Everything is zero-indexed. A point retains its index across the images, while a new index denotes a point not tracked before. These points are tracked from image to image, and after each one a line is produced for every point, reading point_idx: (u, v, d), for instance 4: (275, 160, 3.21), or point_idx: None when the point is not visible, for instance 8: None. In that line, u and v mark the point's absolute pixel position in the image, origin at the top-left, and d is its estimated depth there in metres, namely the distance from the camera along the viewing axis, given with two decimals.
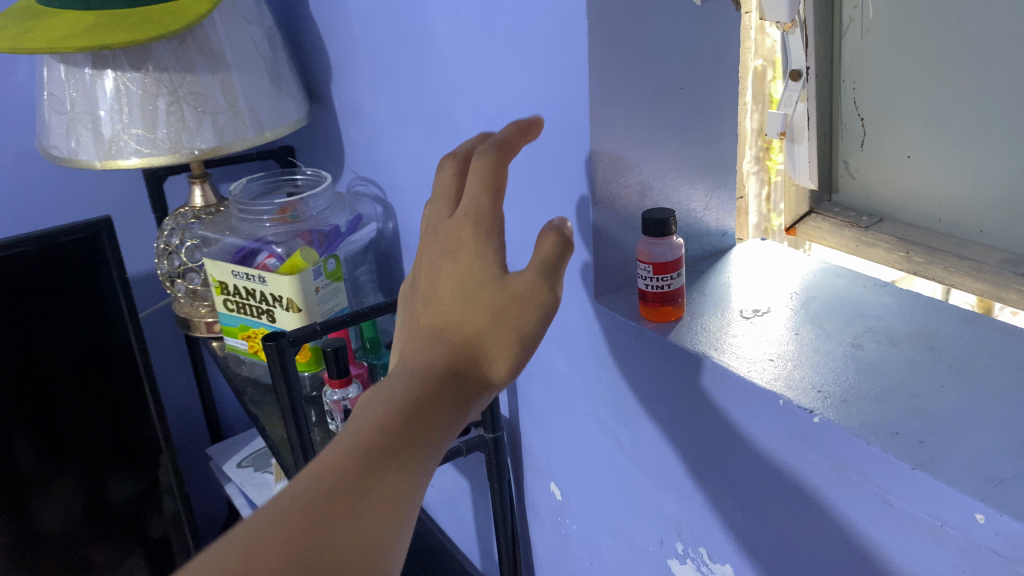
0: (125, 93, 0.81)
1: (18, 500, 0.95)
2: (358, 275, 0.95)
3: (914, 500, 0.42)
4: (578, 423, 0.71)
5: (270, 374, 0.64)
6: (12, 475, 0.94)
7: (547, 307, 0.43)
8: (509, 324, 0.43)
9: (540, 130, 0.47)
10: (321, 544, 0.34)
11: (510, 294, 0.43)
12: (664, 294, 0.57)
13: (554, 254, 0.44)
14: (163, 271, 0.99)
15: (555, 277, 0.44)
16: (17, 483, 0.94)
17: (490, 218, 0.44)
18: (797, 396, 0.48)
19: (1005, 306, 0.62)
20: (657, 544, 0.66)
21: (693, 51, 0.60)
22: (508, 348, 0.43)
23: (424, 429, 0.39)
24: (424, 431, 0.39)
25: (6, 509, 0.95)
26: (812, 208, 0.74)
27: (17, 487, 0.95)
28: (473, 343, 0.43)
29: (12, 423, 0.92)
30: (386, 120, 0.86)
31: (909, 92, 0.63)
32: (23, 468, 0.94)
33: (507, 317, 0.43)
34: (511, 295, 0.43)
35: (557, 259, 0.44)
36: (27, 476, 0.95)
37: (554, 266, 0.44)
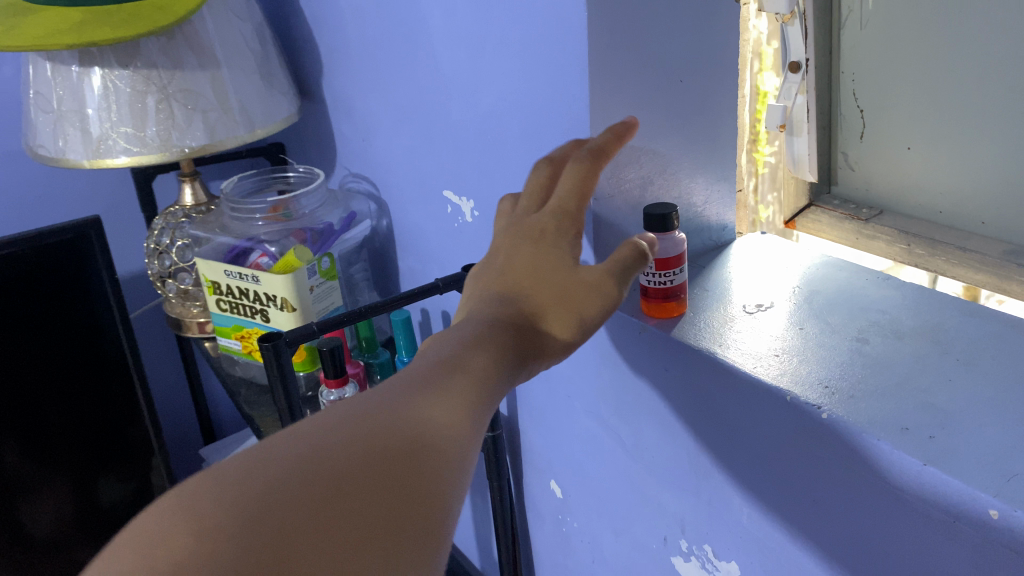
0: (112, 91, 0.80)
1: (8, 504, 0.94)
2: (353, 274, 0.94)
3: (925, 497, 0.42)
4: (578, 420, 0.71)
5: (266, 374, 0.63)
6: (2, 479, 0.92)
7: (613, 294, 0.47)
8: (570, 301, 0.47)
9: (632, 134, 0.51)
10: (421, 417, 0.34)
11: (577, 279, 0.47)
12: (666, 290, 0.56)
13: (624, 259, 0.48)
14: (153, 271, 0.98)
15: (623, 277, 0.48)
16: (12, 486, 0.93)
17: (572, 218, 0.49)
18: (804, 391, 0.48)
19: (993, 295, 0.61)
20: (661, 542, 0.65)
21: (693, 44, 0.59)
22: (567, 323, 0.46)
23: (500, 364, 0.41)
24: (499, 366, 0.41)
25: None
26: (812, 202, 0.74)
27: (11, 490, 0.93)
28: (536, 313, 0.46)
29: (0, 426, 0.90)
30: (379, 116, 0.85)
31: (909, 83, 0.63)
32: (17, 471, 0.93)
33: (573, 297, 0.47)
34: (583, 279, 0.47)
35: (629, 264, 0.49)
36: (22, 479, 0.93)
37: (625, 269, 0.48)
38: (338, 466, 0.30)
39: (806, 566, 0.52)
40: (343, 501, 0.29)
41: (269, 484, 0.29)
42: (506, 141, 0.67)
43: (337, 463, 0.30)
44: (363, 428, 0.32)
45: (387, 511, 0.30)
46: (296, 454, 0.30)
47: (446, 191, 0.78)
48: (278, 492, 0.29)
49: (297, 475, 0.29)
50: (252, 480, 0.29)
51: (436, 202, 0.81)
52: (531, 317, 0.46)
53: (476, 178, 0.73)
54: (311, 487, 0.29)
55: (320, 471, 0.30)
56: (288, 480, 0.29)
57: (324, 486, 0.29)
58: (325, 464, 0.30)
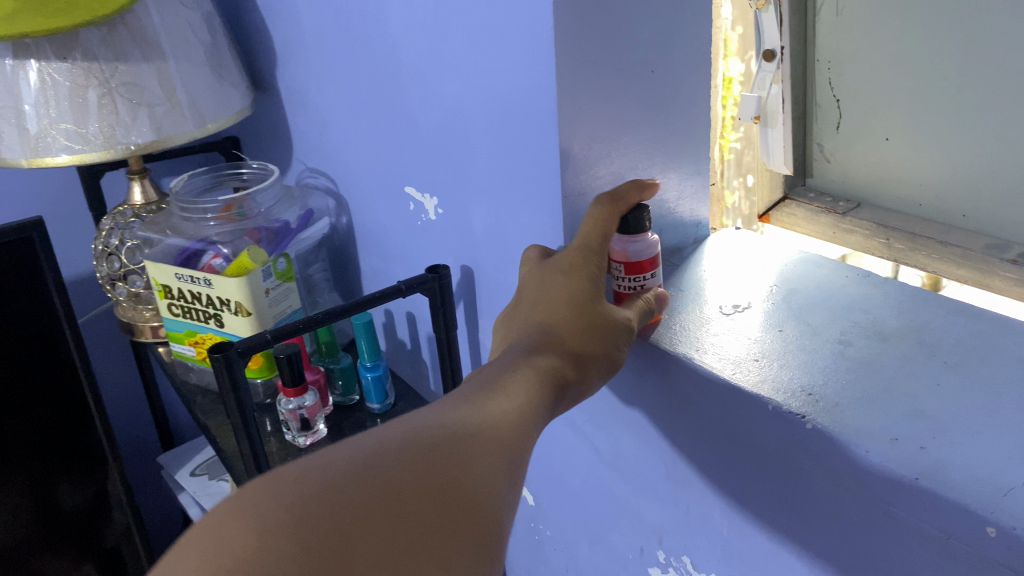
0: (51, 85, 0.75)
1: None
2: (312, 274, 0.90)
3: (917, 512, 0.39)
4: (551, 426, 0.68)
5: (219, 386, 0.59)
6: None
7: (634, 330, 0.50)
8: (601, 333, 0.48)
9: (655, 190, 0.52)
10: (468, 427, 0.36)
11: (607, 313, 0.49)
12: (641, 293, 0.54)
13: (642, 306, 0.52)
14: (102, 275, 0.93)
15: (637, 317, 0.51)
16: None
17: (597, 255, 0.50)
18: (786, 399, 0.45)
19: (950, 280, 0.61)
20: (638, 552, 0.63)
21: (665, 32, 0.56)
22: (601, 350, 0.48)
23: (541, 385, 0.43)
24: (539, 388, 0.43)
25: None
26: (786, 195, 0.72)
27: None
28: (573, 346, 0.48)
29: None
30: (336, 109, 0.81)
31: (887, 72, 0.60)
32: None
33: (602, 326, 0.48)
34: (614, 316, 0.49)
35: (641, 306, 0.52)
36: None
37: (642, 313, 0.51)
38: (391, 467, 0.31)
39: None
40: (401, 498, 0.30)
41: (325, 485, 0.30)
42: (469, 136, 0.63)
43: (388, 464, 0.31)
44: (411, 434, 0.34)
45: (442, 506, 0.31)
46: (348, 458, 0.31)
47: (408, 188, 0.75)
48: (333, 492, 0.29)
49: (353, 476, 0.30)
50: (303, 483, 0.30)
51: (398, 198, 0.77)
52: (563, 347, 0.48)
53: (439, 174, 0.70)
54: (366, 487, 0.30)
55: (373, 472, 0.31)
56: (341, 482, 0.30)
57: (379, 486, 0.30)
58: (379, 465, 0.31)
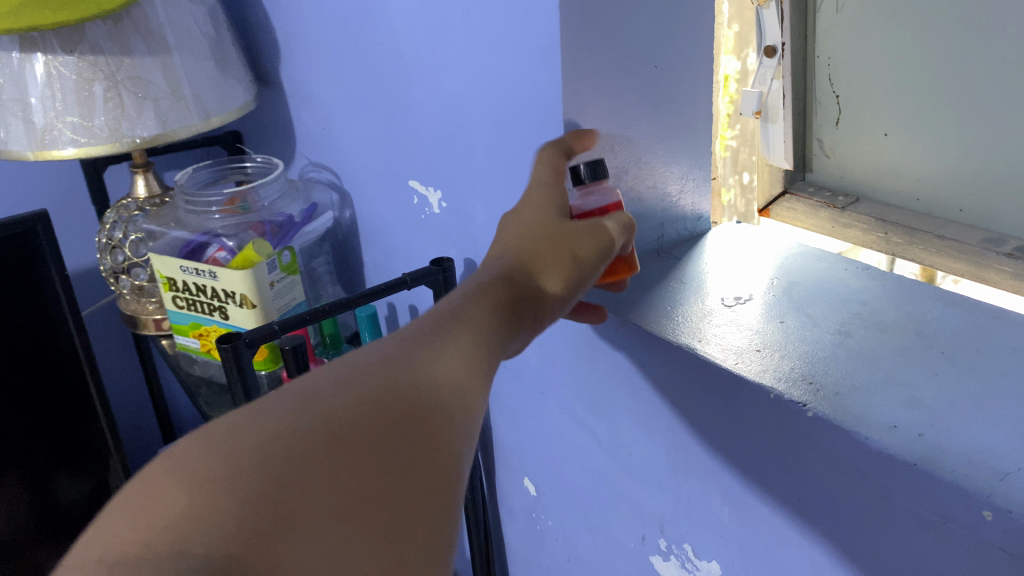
0: (57, 78, 0.75)
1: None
2: (316, 267, 0.92)
3: (916, 498, 0.40)
4: (552, 416, 0.69)
5: (226, 376, 0.60)
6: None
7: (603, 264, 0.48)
8: (565, 267, 0.46)
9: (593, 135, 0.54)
10: (422, 364, 0.35)
11: (573, 247, 0.47)
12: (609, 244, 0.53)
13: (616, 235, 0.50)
14: (106, 267, 0.94)
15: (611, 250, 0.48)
16: None
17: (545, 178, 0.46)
18: (788, 388, 0.46)
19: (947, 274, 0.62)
20: (639, 541, 0.64)
21: (667, 27, 0.57)
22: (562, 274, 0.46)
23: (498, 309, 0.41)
24: (496, 310, 0.41)
25: None
26: (786, 189, 0.72)
27: None
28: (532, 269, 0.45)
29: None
30: (340, 103, 0.82)
31: (887, 67, 0.61)
32: None
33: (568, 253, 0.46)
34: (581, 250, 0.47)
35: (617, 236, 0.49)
36: None
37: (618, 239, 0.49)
38: (337, 418, 0.31)
39: (788, 565, 0.51)
40: (345, 448, 0.30)
41: (266, 437, 0.29)
42: (473, 129, 0.64)
43: (336, 413, 0.31)
44: (357, 382, 0.33)
45: (393, 454, 0.30)
46: (288, 410, 0.31)
47: (411, 181, 0.76)
48: (275, 443, 0.29)
49: (296, 427, 0.30)
50: (241, 437, 0.29)
51: (401, 191, 0.78)
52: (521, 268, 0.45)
53: (442, 167, 0.70)
54: (309, 437, 0.29)
55: (317, 422, 0.30)
56: (283, 432, 0.29)
57: (325, 437, 0.30)
58: (325, 416, 0.31)
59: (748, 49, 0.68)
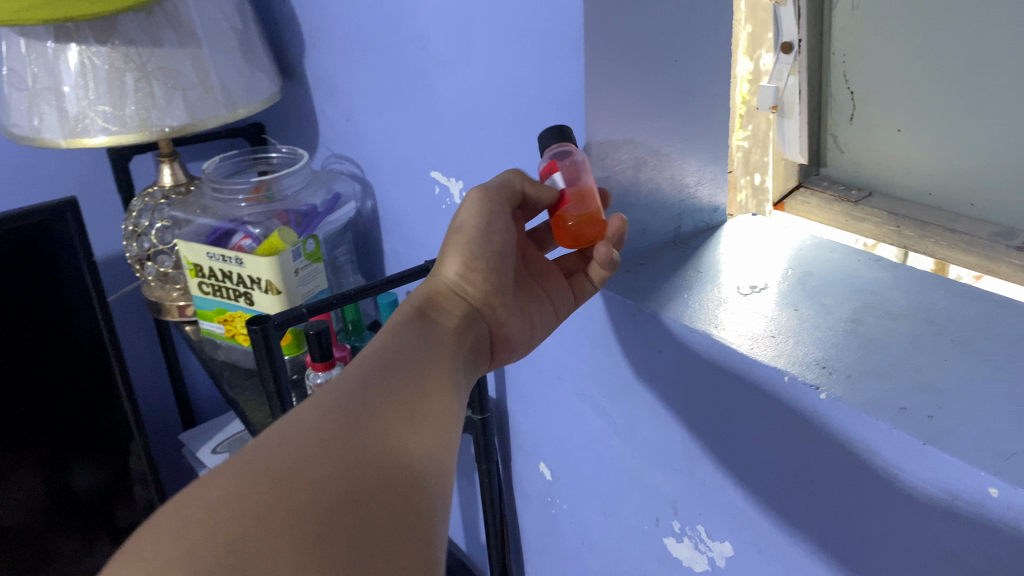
0: (90, 68, 0.78)
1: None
2: (338, 256, 0.94)
3: (924, 476, 0.41)
4: (569, 402, 0.71)
5: (255, 356, 0.62)
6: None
7: (501, 218, 0.56)
8: (459, 250, 0.56)
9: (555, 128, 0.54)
10: (382, 421, 0.41)
11: (457, 226, 0.57)
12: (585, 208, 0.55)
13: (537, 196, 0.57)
14: (132, 253, 0.97)
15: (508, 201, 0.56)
16: None
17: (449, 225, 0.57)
18: (801, 372, 0.47)
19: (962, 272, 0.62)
20: (653, 523, 0.65)
21: (688, 22, 0.59)
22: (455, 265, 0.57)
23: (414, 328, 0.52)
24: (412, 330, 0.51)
25: None
26: (800, 182, 0.74)
27: None
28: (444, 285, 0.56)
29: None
30: (363, 96, 0.84)
31: (900, 64, 0.63)
32: None
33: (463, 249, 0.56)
34: (462, 225, 0.56)
35: (526, 188, 0.56)
36: None
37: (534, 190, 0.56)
38: (278, 467, 0.36)
39: (798, 545, 0.52)
40: (293, 487, 0.35)
41: (215, 505, 0.34)
42: (494, 121, 0.66)
43: (276, 464, 0.36)
44: (293, 429, 0.39)
45: (344, 478, 0.37)
46: (229, 476, 0.36)
47: (433, 172, 0.77)
48: (226, 507, 0.34)
49: (241, 488, 0.35)
50: (193, 515, 0.34)
51: (422, 182, 0.80)
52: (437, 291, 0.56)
53: (463, 157, 0.72)
54: (254, 489, 0.35)
55: (260, 476, 0.36)
56: (235, 496, 0.35)
57: (271, 486, 0.35)
58: (266, 468, 0.36)
59: (761, 49, 0.70)
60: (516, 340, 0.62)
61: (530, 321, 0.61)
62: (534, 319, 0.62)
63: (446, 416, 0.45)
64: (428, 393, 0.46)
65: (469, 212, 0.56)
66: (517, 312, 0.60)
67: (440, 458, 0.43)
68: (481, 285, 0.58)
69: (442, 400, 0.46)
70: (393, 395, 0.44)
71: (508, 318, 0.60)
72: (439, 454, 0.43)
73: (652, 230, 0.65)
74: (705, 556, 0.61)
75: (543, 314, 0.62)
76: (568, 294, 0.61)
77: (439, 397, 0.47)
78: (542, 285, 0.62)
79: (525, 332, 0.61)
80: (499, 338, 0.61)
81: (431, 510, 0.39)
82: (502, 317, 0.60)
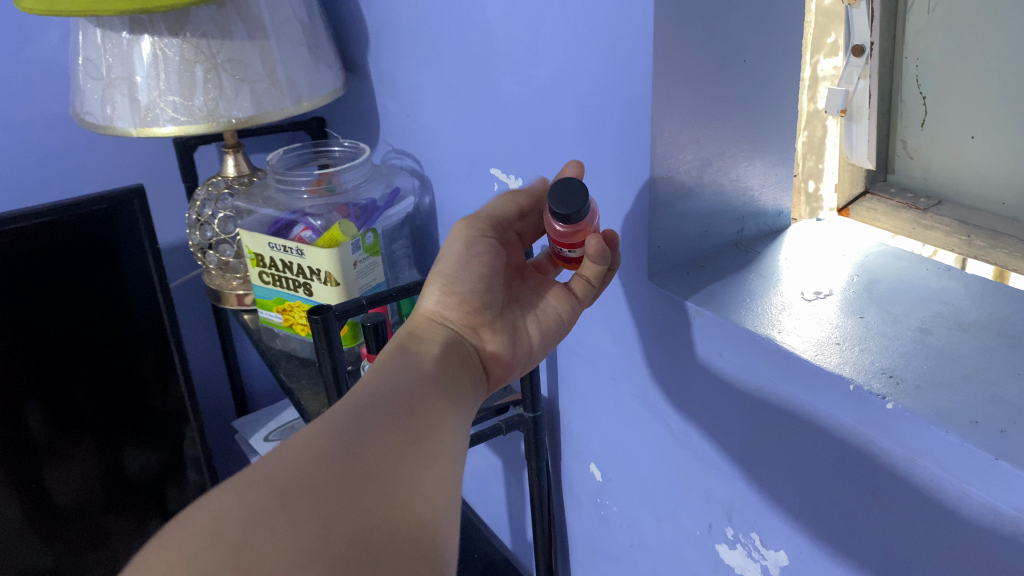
0: (162, 59, 0.80)
1: (30, 467, 0.93)
2: (395, 250, 0.95)
3: (996, 493, 0.40)
4: (623, 403, 0.71)
5: (315, 346, 0.64)
6: (24, 442, 0.92)
7: (484, 244, 0.61)
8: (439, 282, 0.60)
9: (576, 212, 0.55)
10: (378, 442, 0.43)
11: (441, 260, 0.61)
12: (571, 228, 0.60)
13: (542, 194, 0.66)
14: (195, 242, 1.00)
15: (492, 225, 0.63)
16: (32, 452, 0.92)
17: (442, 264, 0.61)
18: (867, 381, 0.46)
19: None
20: (706, 529, 0.65)
21: (758, 21, 0.58)
22: (437, 300, 0.60)
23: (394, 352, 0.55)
24: (391, 356, 0.54)
25: (21, 478, 0.93)
26: (867, 189, 0.72)
27: (32, 455, 0.93)
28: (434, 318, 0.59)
29: (25, 384, 0.89)
30: (426, 92, 0.84)
31: (975, 72, 0.61)
32: (38, 436, 0.92)
33: (443, 282, 0.60)
34: (448, 251, 0.61)
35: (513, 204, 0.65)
36: (44, 445, 0.93)
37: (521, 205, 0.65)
38: (279, 482, 0.39)
39: (853, 558, 0.51)
40: (293, 499, 0.38)
41: (220, 514, 0.37)
42: (556, 119, 0.66)
43: (278, 480, 0.40)
44: (291, 450, 0.42)
45: (340, 491, 0.39)
46: (232, 489, 0.39)
47: (493, 169, 0.78)
48: (231, 519, 0.37)
49: (243, 499, 0.38)
50: (197, 524, 0.37)
51: (482, 178, 0.80)
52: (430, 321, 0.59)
53: (524, 154, 0.72)
54: (256, 500, 0.38)
55: (262, 488, 0.39)
56: (238, 505, 0.38)
57: (273, 498, 0.38)
58: (268, 483, 0.39)
59: (819, 55, 0.71)
60: (514, 360, 0.62)
61: (526, 340, 0.63)
62: (531, 337, 0.63)
63: (444, 431, 0.48)
64: (424, 411, 0.48)
65: (454, 243, 0.61)
66: (507, 333, 0.61)
67: (441, 480, 0.44)
68: (465, 307, 0.59)
69: (440, 417, 0.49)
70: (390, 414, 0.46)
71: (500, 339, 0.61)
72: (440, 467, 0.45)
73: (714, 232, 0.64)
74: (759, 564, 0.60)
75: (541, 326, 0.63)
76: (565, 299, 0.63)
77: (440, 423, 0.48)
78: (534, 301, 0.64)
79: (521, 352, 0.62)
80: (494, 359, 0.61)
81: (430, 521, 0.41)
82: (494, 340, 0.61)
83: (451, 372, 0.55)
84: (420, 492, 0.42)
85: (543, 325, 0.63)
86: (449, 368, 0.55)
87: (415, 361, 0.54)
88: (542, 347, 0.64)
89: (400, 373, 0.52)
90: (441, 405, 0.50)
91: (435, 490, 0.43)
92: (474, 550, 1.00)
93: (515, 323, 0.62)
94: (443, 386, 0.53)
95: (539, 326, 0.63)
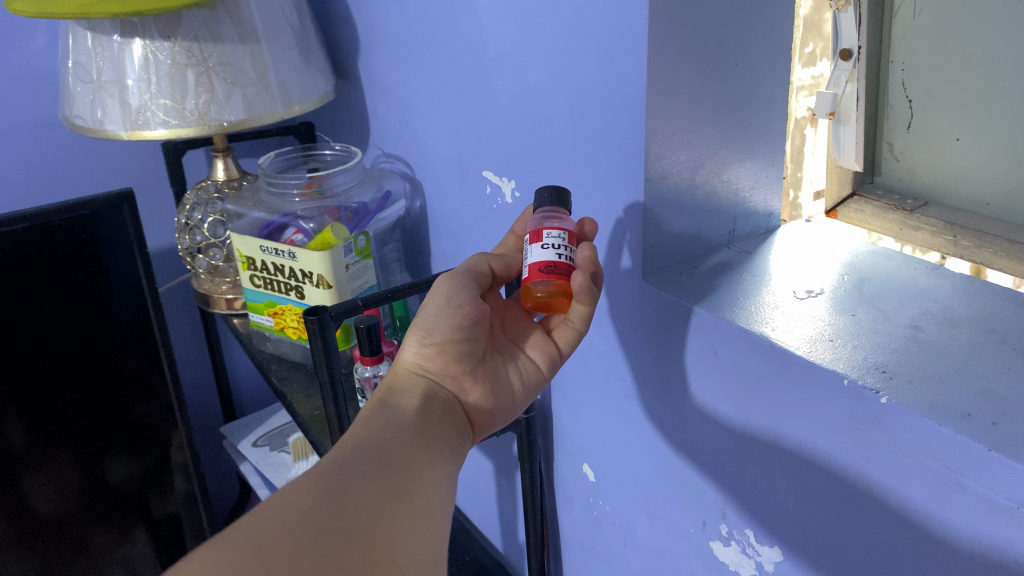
0: (153, 62, 0.80)
1: (11, 476, 0.92)
2: (386, 253, 0.97)
3: (989, 483, 0.41)
4: (617, 403, 0.71)
5: (311, 348, 0.64)
6: (5, 453, 0.91)
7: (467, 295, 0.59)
8: (416, 337, 0.60)
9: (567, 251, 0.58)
10: (361, 494, 0.45)
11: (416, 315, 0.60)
12: (555, 284, 0.56)
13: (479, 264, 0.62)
14: (184, 246, 0.99)
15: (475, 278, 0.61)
16: (14, 464, 0.92)
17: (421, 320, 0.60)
18: (862, 376, 0.47)
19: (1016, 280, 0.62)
20: (699, 527, 0.66)
21: (750, 25, 0.59)
22: (416, 352, 0.60)
23: (376, 409, 0.56)
24: (374, 412, 0.55)
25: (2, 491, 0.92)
26: (855, 190, 0.73)
27: (14, 467, 0.92)
28: (415, 369, 0.60)
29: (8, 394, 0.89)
30: (417, 96, 0.85)
31: (958, 75, 0.62)
32: (20, 448, 0.91)
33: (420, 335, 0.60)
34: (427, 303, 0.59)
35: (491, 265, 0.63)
36: (27, 457, 0.92)
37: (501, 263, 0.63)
38: (261, 538, 0.40)
39: (847, 552, 0.52)
40: (275, 556, 0.40)
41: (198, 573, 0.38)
42: (548, 121, 0.67)
43: (259, 536, 0.40)
44: (275, 500, 0.43)
45: (326, 550, 0.41)
46: (211, 547, 0.40)
47: (485, 171, 0.78)
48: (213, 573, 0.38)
49: (222, 559, 0.39)
50: None
51: (473, 181, 0.81)
52: (409, 373, 0.60)
53: (516, 156, 0.72)
54: (237, 559, 0.39)
55: (245, 545, 0.40)
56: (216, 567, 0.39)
57: (254, 555, 0.39)
58: (250, 540, 0.40)
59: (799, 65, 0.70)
60: (495, 409, 0.64)
61: (506, 387, 0.64)
62: (511, 385, 0.64)
63: (426, 483, 0.50)
64: (407, 465, 0.50)
65: (437, 292, 0.60)
66: (489, 381, 0.63)
67: (422, 531, 0.47)
68: (445, 358, 0.60)
69: (422, 470, 0.51)
70: (372, 467, 0.48)
71: (481, 390, 0.62)
72: (421, 520, 0.47)
73: (706, 233, 0.65)
74: (754, 560, 0.61)
75: (522, 377, 0.65)
76: (545, 349, 0.65)
77: (422, 475, 0.50)
78: (514, 351, 0.65)
79: (502, 400, 0.64)
80: (476, 410, 0.62)
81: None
82: (475, 390, 0.62)
83: (431, 424, 0.56)
84: (402, 544, 0.45)
85: (523, 374, 0.65)
86: (431, 425, 0.56)
87: (397, 415, 0.55)
88: (523, 395, 0.65)
89: (383, 427, 0.53)
90: (423, 460, 0.52)
91: (416, 542, 0.46)
92: (464, 554, 1.00)
93: (496, 369, 0.63)
94: (424, 440, 0.54)
95: (520, 376, 0.65)
